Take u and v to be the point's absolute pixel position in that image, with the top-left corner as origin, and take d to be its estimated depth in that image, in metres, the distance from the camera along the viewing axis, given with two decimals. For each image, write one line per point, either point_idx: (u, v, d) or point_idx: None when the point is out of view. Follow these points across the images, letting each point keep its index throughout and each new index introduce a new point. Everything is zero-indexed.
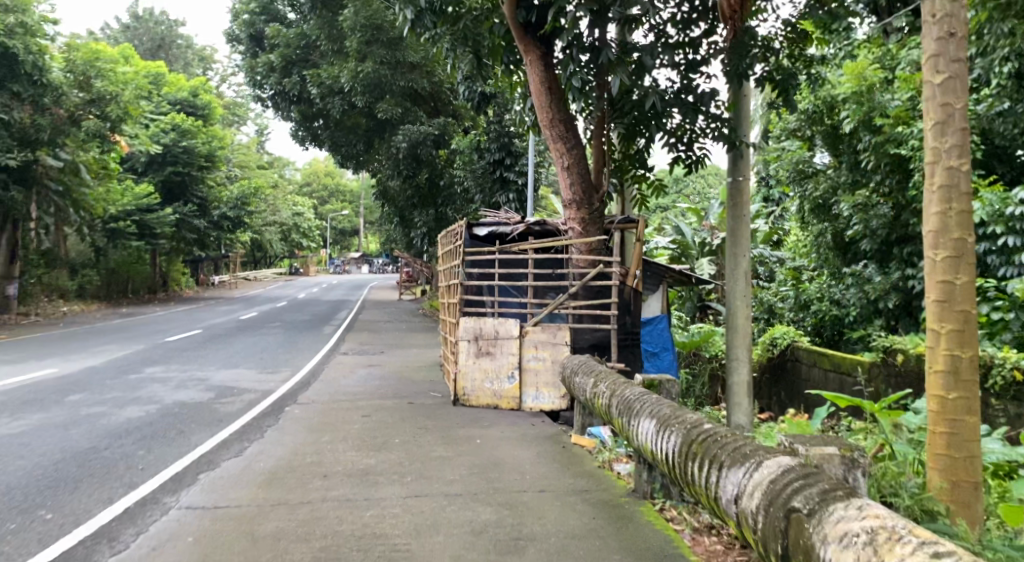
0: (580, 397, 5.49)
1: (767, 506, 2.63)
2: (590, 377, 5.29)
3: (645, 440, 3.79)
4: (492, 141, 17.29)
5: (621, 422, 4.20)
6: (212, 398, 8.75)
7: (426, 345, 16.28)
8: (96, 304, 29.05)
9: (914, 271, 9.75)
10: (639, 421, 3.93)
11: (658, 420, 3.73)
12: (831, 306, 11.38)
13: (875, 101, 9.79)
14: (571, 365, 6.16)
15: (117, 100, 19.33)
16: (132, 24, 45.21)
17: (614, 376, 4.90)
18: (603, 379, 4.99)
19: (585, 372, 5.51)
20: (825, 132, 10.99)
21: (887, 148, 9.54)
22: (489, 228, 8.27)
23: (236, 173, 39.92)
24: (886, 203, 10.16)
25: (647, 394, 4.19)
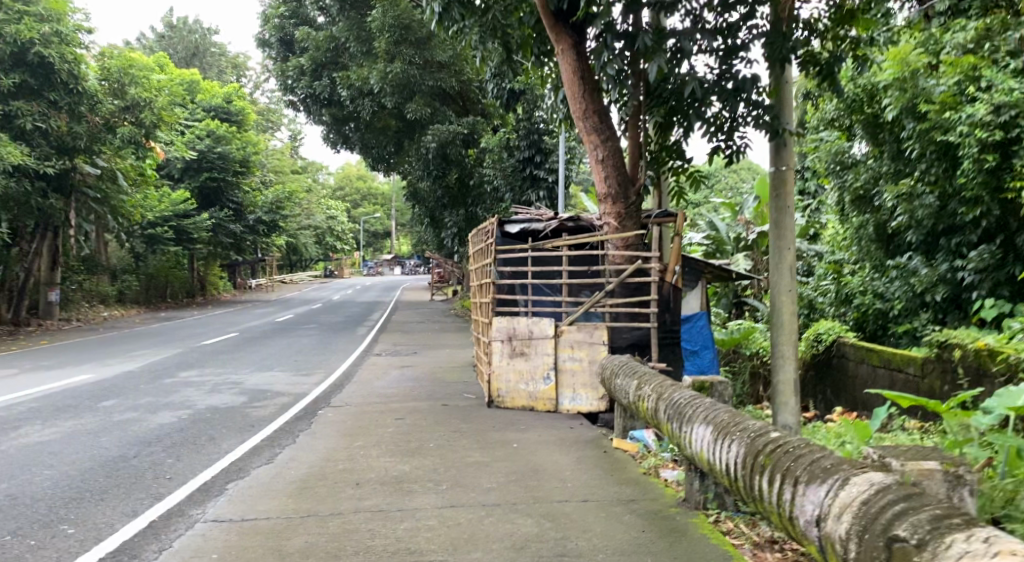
0: (622, 399, 5.25)
1: (864, 533, 2.20)
2: (634, 379, 5.00)
3: (700, 449, 3.51)
4: (522, 138, 17.07)
5: (674, 429, 3.90)
6: (245, 402, 8.68)
7: (459, 345, 16.13)
8: (135, 309, 29.52)
9: (964, 263, 9.26)
10: (695, 430, 3.63)
11: (716, 429, 3.42)
12: (875, 299, 10.93)
13: (919, 87, 9.28)
14: (612, 365, 5.90)
15: (151, 107, 19.76)
16: (167, 33, 45.97)
17: (661, 378, 4.61)
18: (648, 381, 4.70)
19: (627, 373, 5.26)
20: (864, 120, 10.41)
21: (933, 135, 9.04)
22: (521, 225, 8.07)
23: (269, 178, 40.32)
24: (932, 192, 9.52)
25: (700, 399, 3.89)
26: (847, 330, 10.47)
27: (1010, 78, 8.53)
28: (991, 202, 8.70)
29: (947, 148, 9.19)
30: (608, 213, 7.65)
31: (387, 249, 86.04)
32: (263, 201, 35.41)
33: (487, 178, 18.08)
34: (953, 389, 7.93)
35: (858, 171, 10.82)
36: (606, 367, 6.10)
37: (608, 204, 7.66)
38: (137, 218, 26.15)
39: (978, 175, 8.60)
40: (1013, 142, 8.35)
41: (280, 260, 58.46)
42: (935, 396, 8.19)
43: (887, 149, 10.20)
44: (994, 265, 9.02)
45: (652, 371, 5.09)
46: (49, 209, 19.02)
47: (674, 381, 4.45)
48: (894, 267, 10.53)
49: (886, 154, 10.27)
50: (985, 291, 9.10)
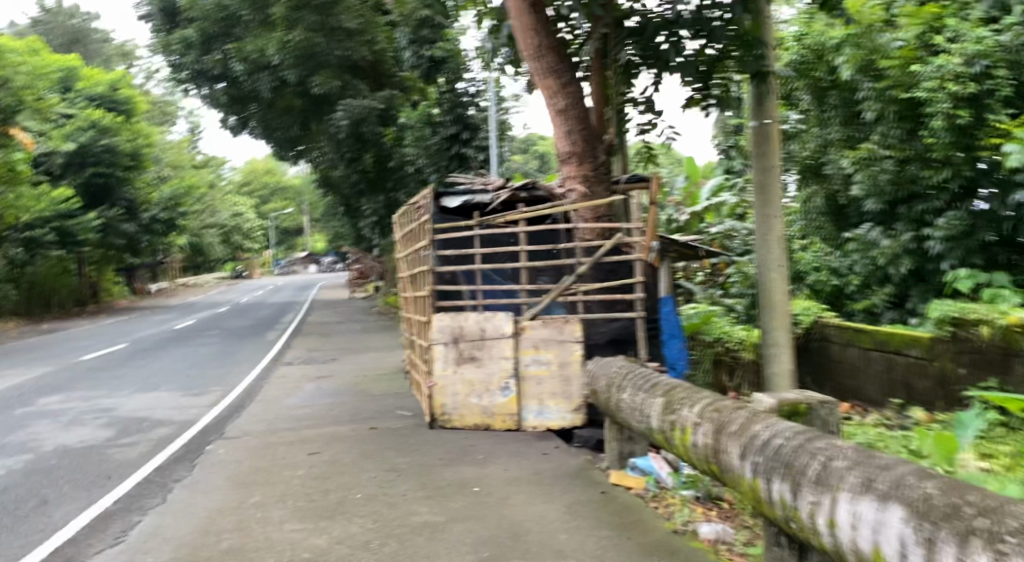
0: (635, 424, 3.82)
1: None
2: (660, 396, 3.62)
3: (875, 545, 2.16)
4: (446, 113, 15.41)
5: (781, 492, 2.58)
6: (111, 437, 6.71)
7: (385, 346, 14.29)
8: (13, 322, 26.15)
9: (930, 230, 7.72)
10: (847, 505, 2.28)
11: (917, 517, 2.04)
12: (830, 276, 9.18)
13: (876, 43, 8.03)
14: (604, 376, 4.41)
15: (8, 87, 16.76)
16: (42, 18, 41.56)
17: (716, 397, 3.28)
18: (694, 402, 3.35)
19: (639, 390, 3.84)
20: (819, 81, 8.96)
21: (897, 94, 7.72)
22: (462, 199, 6.44)
23: (167, 173, 37.05)
24: (892, 155, 8.00)
25: (820, 440, 2.60)
26: (825, 309, 8.98)
27: (978, 27, 7.33)
28: (962, 162, 7.36)
29: (913, 106, 7.84)
30: (572, 177, 6.11)
31: (302, 246, 82.33)
32: (159, 197, 32.25)
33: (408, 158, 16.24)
34: (973, 372, 6.77)
35: (803, 140, 9.49)
36: (592, 374, 4.63)
37: (570, 165, 6.11)
38: (10, 219, 23.10)
39: (947, 134, 7.25)
40: (987, 96, 7.10)
41: (184, 261, 54.63)
42: (949, 382, 6.96)
43: (835, 114, 8.90)
44: (964, 231, 7.53)
45: (679, 382, 3.75)
46: None
47: (735, 403, 3.16)
48: (849, 240, 9.13)
49: (835, 119, 8.93)
50: (955, 261, 7.58)
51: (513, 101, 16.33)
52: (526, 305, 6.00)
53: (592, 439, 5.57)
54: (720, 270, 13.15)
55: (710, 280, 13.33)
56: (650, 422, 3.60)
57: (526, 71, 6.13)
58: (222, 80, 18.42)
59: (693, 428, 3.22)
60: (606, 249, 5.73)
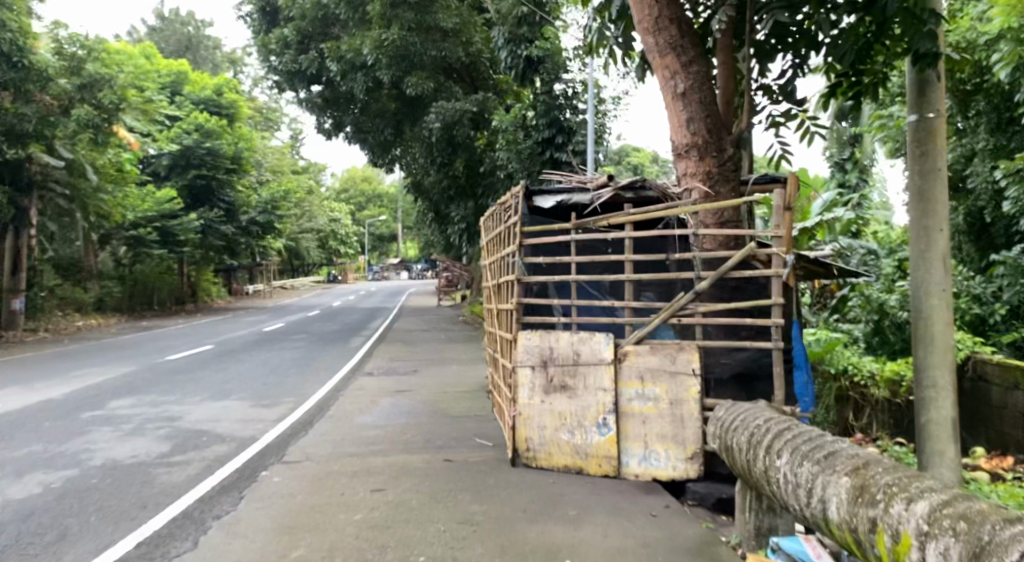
0: (798, 505, 2.79)
1: None
2: (843, 474, 2.59)
3: None
4: (541, 115, 14.54)
5: None
6: (165, 452, 6.14)
7: (469, 360, 13.50)
8: (116, 317, 26.97)
9: None
10: None
11: None
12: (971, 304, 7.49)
13: None
14: (742, 429, 3.38)
15: (111, 85, 16.75)
16: (159, 26, 43.60)
17: (952, 496, 2.26)
18: (911, 495, 2.33)
19: (804, 459, 2.81)
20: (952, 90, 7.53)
21: None
22: (555, 200, 5.59)
23: (267, 177, 37.80)
24: None
25: None
26: (977, 340, 7.23)
27: None
28: None
29: None
30: (692, 174, 5.06)
31: (394, 253, 83.36)
32: (258, 200, 32.67)
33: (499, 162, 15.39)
34: None
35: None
36: (721, 422, 3.60)
37: (689, 160, 5.07)
38: (116, 218, 23.73)
39: None
40: None
41: (280, 264, 55.95)
42: None
43: (983, 121, 7.39)
44: None
45: (865, 453, 2.72)
46: None
47: (995, 513, 2.14)
48: (995, 263, 7.51)
49: (980, 126, 7.42)
50: None
51: (611, 103, 15.35)
52: (629, 326, 5.02)
53: (711, 498, 4.56)
54: (832, 292, 11.65)
55: (817, 302, 11.87)
56: (829, 511, 2.59)
57: (643, 46, 5.18)
58: (317, 80, 18.21)
59: (916, 540, 2.20)
60: (734, 261, 4.65)
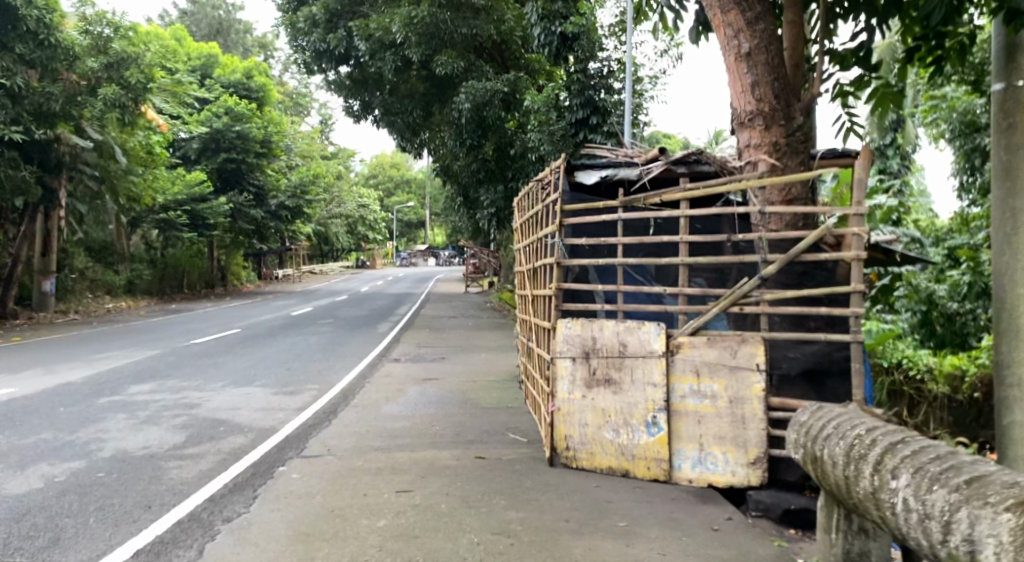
0: (932, 548, 2.10)
1: None
2: (1003, 509, 1.91)
3: None
4: (575, 95, 13.79)
5: None
6: (179, 442, 5.78)
7: (498, 348, 13.09)
8: (145, 300, 27.03)
9: None
10: None
11: None
12: None
13: None
14: (839, 438, 2.69)
15: (138, 64, 16.53)
16: (190, 10, 43.57)
17: None
18: None
19: (935, 483, 2.13)
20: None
21: None
22: (599, 175, 5.14)
23: (296, 162, 37.68)
24: None
25: None
26: None
27: None
28: None
29: None
30: (757, 145, 4.52)
31: (422, 239, 83.21)
32: (286, 184, 32.38)
33: (531, 145, 14.84)
34: None
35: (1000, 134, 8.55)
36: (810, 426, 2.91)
37: (754, 129, 4.54)
38: (146, 200, 23.68)
39: None
40: None
41: (309, 249, 56.04)
42: None
43: None
44: None
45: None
46: (24, 184, 16.31)
47: None
48: None
49: None
50: None
51: (647, 83, 14.74)
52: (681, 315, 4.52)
53: (777, 509, 4.03)
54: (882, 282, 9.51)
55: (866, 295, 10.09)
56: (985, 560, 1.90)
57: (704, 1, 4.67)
58: (345, 61, 17.81)
59: None
60: (807, 242, 4.14)
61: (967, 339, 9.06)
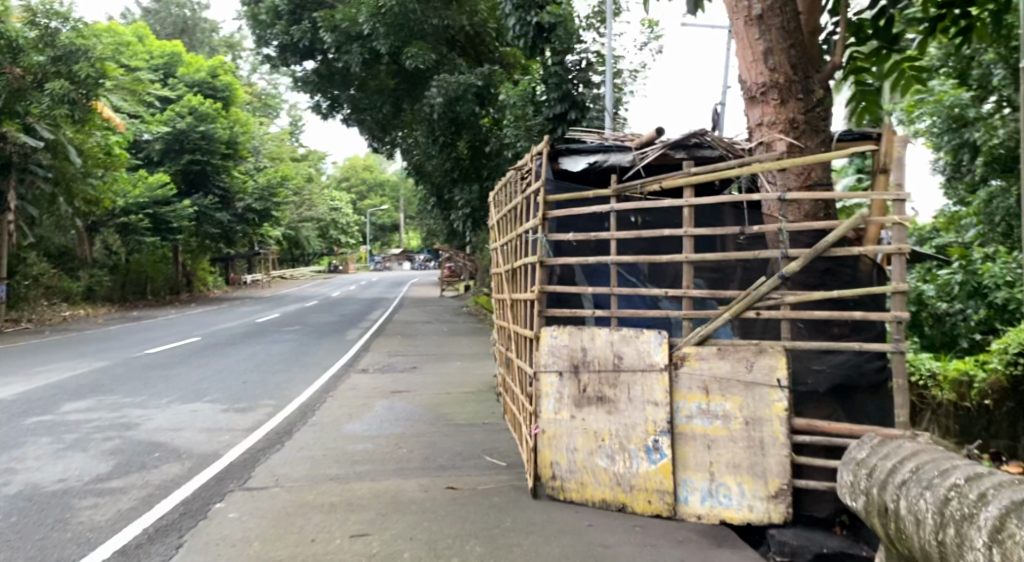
0: None
1: None
2: None
3: None
4: (552, 89, 13.11)
5: None
6: (103, 473, 4.99)
7: (474, 355, 12.37)
8: (105, 307, 25.88)
9: None
10: None
11: None
12: None
13: None
14: (923, 488, 2.06)
15: (88, 58, 15.57)
16: (154, 8, 42.31)
17: None
18: None
19: None
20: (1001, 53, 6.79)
21: None
22: (587, 162, 4.51)
23: (265, 164, 36.63)
24: None
25: None
26: None
27: None
28: None
29: None
30: (771, 123, 3.88)
31: (396, 242, 82.10)
32: (254, 187, 31.30)
33: (506, 141, 14.17)
34: None
35: (991, 126, 7.91)
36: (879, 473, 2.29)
37: (767, 105, 3.91)
38: (105, 204, 22.63)
39: None
40: None
41: (280, 253, 54.85)
42: None
43: None
44: None
45: None
46: None
47: None
48: None
49: None
50: None
51: (627, 77, 14.11)
52: (686, 321, 3.86)
53: (806, 553, 3.36)
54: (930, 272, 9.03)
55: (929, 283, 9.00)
56: None
57: None
58: (311, 54, 16.97)
59: None
60: (835, 235, 3.50)
61: (957, 340, 8.66)
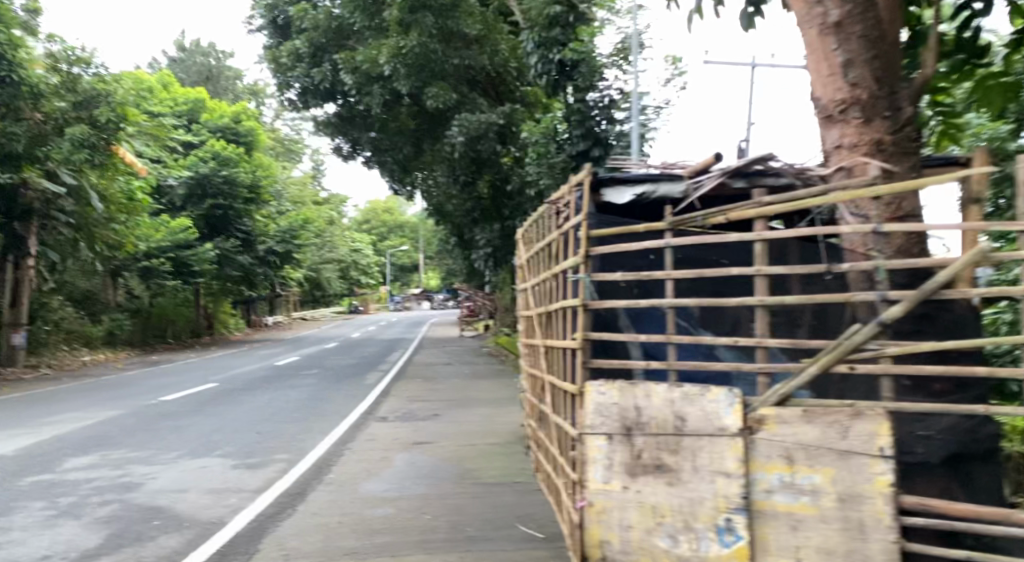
0: None
1: None
2: None
3: None
4: (575, 126, 12.53)
5: None
6: (94, 545, 4.45)
7: (499, 401, 11.79)
8: (126, 352, 25.66)
9: None
10: None
11: None
12: None
13: None
14: None
15: (109, 102, 15.49)
16: (180, 56, 43.10)
17: None
18: None
19: None
20: None
21: None
22: (633, 193, 3.97)
23: (287, 207, 36.68)
24: None
25: None
26: None
27: None
28: None
29: None
30: (853, 145, 3.35)
31: (416, 283, 81.98)
32: (276, 230, 31.17)
33: (529, 179, 13.76)
34: None
35: None
36: None
37: (847, 124, 3.39)
38: (128, 248, 22.50)
39: None
40: None
41: (301, 295, 54.74)
42: None
43: None
44: None
45: None
46: None
47: None
48: None
49: None
50: None
51: (653, 112, 13.69)
52: (761, 376, 3.34)
53: None
54: None
55: None
56: None
57: None
58: (332, 96, 16.80)
59: None
60: (947, 275, 2.92)
61: None
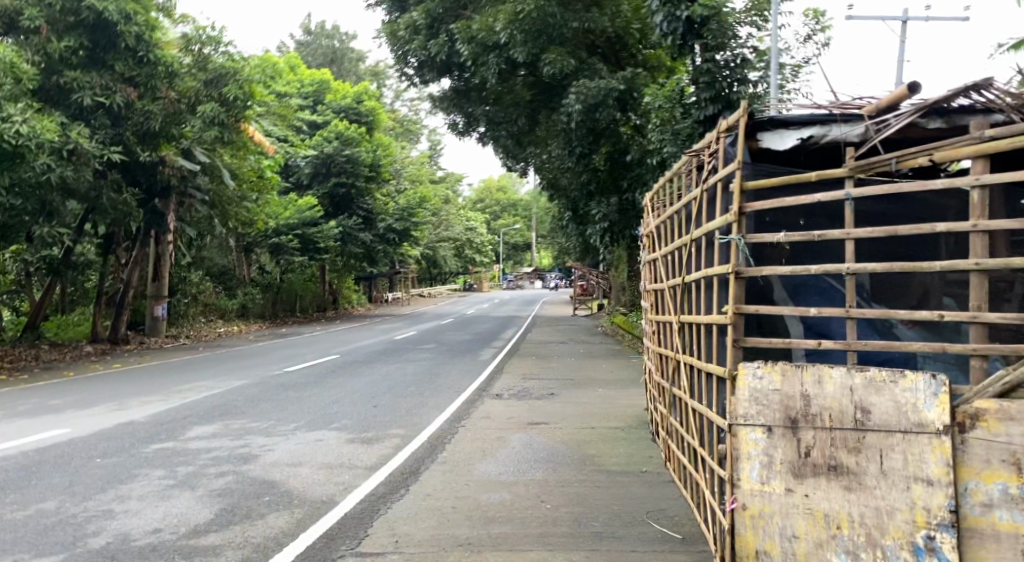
0: None
1: None
2: None
3: None
4: (704, 88, 11.61)
5: None
6: (206, 518, 4.30)
7: (619, 382, 11.21)
8: (257, 324, 26.87)
9: None
10: None
11: None
12: None
13: None
14: None
15: (236, 79, 15.86)
16: (306, 39, 44.49)
17: None
18: None
19: None
20: None
21: None
22: (799, 137, 3.42)
23: (406, 185, 37.24)
24: None
25: None
26: None
27: None
28: None
29: None
30: None
31: (530, 262, 81.97)
32: (395, 208, 31.58)
33: (651, 148, 12.96)
34: None
35: None
36: None
37: None
38: (257, 225, 23.40)
39: None
40: None
41: (419, 272, 55.82)
42: None
43: None
44: None
45: None
46: (125, 208, 15.83)
47: None
48: None
49: None
50: None
51: (791, 72, 12.52)
52: (977, 359, 2.69)
53: None
54: None
55: None
56: None
57: None
58: (449, 69, 16.51)
59: None
60: None
61: None
